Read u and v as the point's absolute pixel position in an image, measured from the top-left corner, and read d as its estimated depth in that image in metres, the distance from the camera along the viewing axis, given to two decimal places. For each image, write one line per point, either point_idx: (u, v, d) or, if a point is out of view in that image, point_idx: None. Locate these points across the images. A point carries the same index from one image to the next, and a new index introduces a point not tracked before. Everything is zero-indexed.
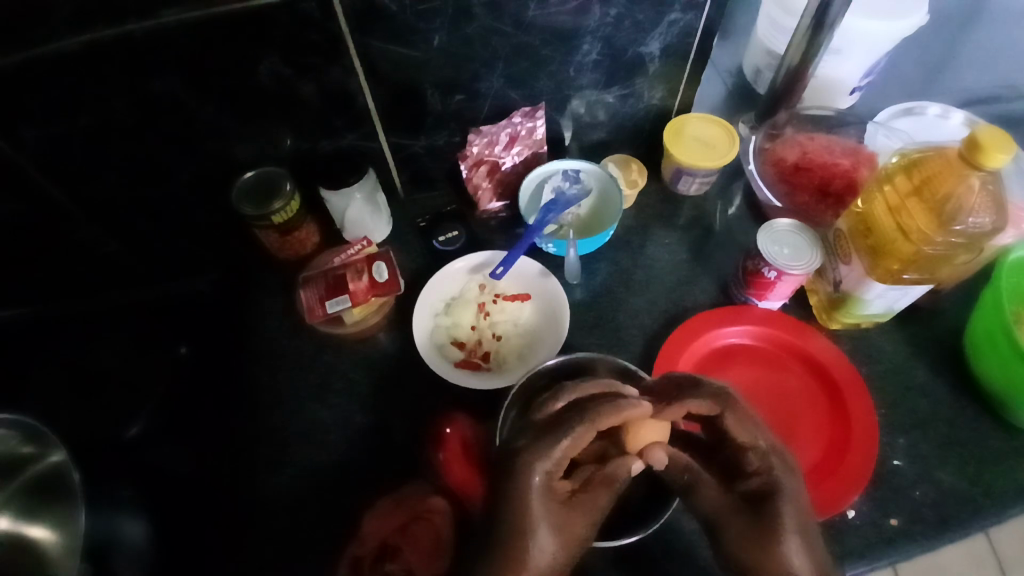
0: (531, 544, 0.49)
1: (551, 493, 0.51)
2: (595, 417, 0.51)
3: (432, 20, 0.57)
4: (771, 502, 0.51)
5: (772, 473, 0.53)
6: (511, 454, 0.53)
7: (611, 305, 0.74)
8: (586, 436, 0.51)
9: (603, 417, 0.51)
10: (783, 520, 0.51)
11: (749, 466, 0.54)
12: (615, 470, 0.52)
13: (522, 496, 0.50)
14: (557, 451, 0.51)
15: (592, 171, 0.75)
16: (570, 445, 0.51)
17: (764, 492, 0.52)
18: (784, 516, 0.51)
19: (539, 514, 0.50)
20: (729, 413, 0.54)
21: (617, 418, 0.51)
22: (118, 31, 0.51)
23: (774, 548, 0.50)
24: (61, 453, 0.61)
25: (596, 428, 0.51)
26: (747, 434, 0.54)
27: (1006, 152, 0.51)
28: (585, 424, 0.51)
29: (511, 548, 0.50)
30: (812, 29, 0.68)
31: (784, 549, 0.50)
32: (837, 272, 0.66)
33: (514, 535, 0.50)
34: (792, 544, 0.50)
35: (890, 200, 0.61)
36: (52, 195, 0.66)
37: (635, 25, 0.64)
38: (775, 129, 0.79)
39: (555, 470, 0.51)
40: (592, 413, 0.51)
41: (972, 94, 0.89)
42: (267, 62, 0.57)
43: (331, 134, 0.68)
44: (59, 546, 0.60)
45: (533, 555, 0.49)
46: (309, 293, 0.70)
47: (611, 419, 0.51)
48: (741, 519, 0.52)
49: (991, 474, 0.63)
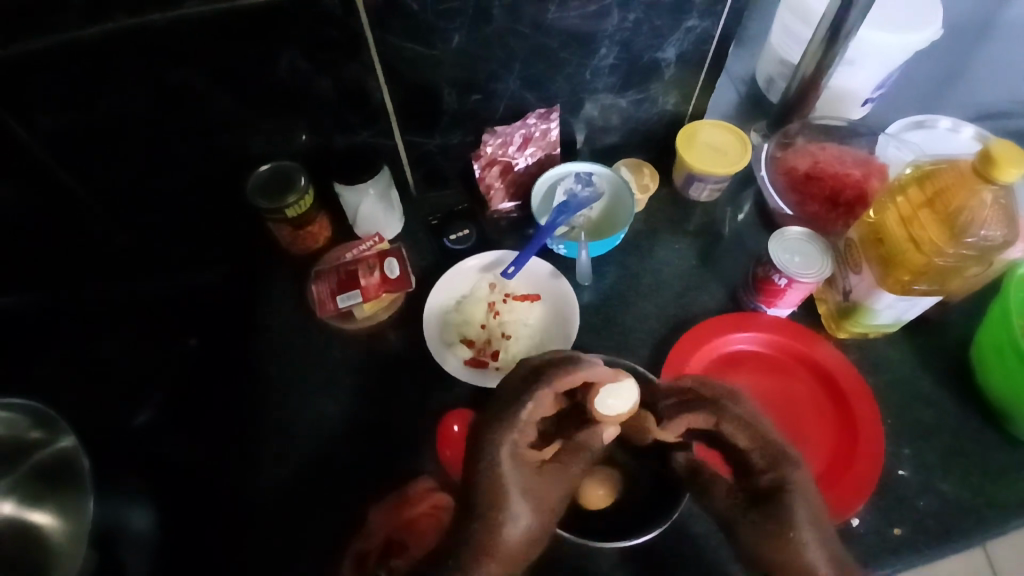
0: (504, 518, 0.49)
1: (520, 462, 0.51)
2: (552, 380, 0.52)
3: (453, 19, 0.58)
4: (784, 498, 0.49)
5: (781, 467, 0.51)
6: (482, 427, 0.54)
7: (620, 308, 0.74)
8: (546, 400, 0.52)
9: (559, 378, 0.52)
10: (796, 516, 0.49)
11: (758, 466, 0.52)
12: (587, 439, 0.53)
13: (493, 467, 0.51)
14: (522, 417, 0.52)
15: (605, 174, 0.76)
16: (533, 409, 0.52)
17: (774, 489, 0.50)
18: (796, 513, 0.49)
19: (516, 487, 0.50)
20: (728, 423, 0.53)
21: (572, 379, 0.52)
22: (141, 20, 0.51)
23: (786, 544, 0.48)
24: (72, 439, 0.63)
25: (553, 388, 0.52)
26: (748, 438, 0.53)
27: (1020, 167, 0.52)
28: (546, 386, 0.52)
29: (485, 521, 0.49)
30: (827, 40, 0.68)
31: (797, 544, 0.48)
32: (847, 281, 0.66)
33: (489, 506, 0.50)
34: (805, 536, 0.48)
35: (902, 211, 0.61)
36: (65, 182, 0.67)
37: (652, 30, 0.65)
38: (787, 138, 0.79)
39: (521, 439, 0.52)
40: (552, 378, 0.52)
41: (983, 108, 0.90)
42: (286, 57, 0.58)
43: (346, 130, 0.69)
44: (67, 531, 0.61)
45: (506, 528, 0.49)
46: (320, 286, 0.70)
47: (566, 380, 0.52)
48: (749, 515, 0.50)
49: (995, 486, 0.63)
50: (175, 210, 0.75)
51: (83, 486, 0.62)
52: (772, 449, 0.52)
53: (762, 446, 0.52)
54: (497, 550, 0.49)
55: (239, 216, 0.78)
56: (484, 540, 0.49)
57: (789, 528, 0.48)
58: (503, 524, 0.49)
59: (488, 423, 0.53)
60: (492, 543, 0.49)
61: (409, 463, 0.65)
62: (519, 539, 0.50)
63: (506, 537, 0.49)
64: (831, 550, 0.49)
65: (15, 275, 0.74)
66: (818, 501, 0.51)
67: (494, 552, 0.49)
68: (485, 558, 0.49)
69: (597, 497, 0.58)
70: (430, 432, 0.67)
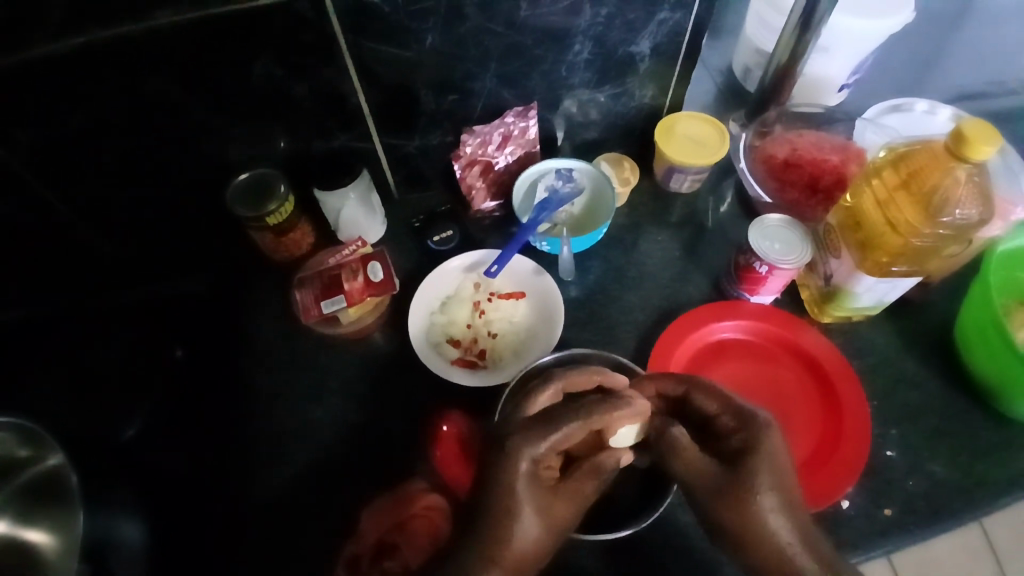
0: (516, 527, 0.51)
1: (537, 481, 0.52)
2: (588, 416, 0.53)
3: (425, 20, 0.58)
4: (749, 458, 0.52)
5: (747, 431, 0.54)
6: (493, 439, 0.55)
7: (605, 302, 0.74)
8: (580, 433, 0.53)
9: (594, 415, 0.53)
10: (758, 476, 0.51)
11: (724, 426, 0.56)
12: (603, 460, 0.54)
13: (510, 479, 0.51)
14: (552, 439, 0.52)
15: (585, 169, 0.76)
16: (560, 439, 0.52)
17: (743, 451, 0.53)
18: (759, 471, 0.51)
19: (528, 496, 0.51)
20: (695, 391, 0.58)
21: (611, 415, 0.53)
22: (113, 32, 0.51)
23: (748, 505, 0.50)
24: (60, 457, 0.62)
25: (589, 427, 0.53)
26: (717, 403, 0.57)
27: (991, 145, 0.52)
28: (580, 421, 0.52)
29: (495, 529, 0.51)
30: (799, 27, 0.68)
31: (759, 506, 0.50)
32: (828, 266, 0.66)
33: (498, 515, 0.51)
34: (765, 502, 0.50)
35: (879, 194, 0.61)
36: (46, 197, 0.67)
37: (626, 24, 0.65)
38: (765, 126, 0.80)
39: (542, 458, 0.52)
40: (586, 412, 0.53)
41: (959, 91, 0.90)
42: (261, 63, 0.58)
43: (324, 135, 0.69)
44: (57, 547, 0.60)
45: (518, 537, 0.51)
46: (304, 293, 0.69)
47: (604, 417, 0.53)
48: (716, 478, 0.52)
49: (982, 463, 0.63)
50: (159, 221, 0.75)
51: (69, 502, 0.61)
52: (743, 416, 0.55)
53: (730, 411, 0.56)
54: (507, 555, 0.50)
55: (222, 224, 0.78)
56: (493, 540, 0.50)
57: (749, 492, 0.51)
58: (510, 528, 0.51)
59: (496, 439, 0.54)
60: (498, 543, 0.50)
61: (400, 466, 0.65)
62: (526, 547, 0.51)
63: (513, 543, 0.50)
64: (804, 531, 0.51)
65: (15, 275, 0.74)
66: (792, 486, 0.52)
67: (502, 558, 0.50)
68: (492, 563, 0.50)
69: None
70: (420, 434, 0.67)
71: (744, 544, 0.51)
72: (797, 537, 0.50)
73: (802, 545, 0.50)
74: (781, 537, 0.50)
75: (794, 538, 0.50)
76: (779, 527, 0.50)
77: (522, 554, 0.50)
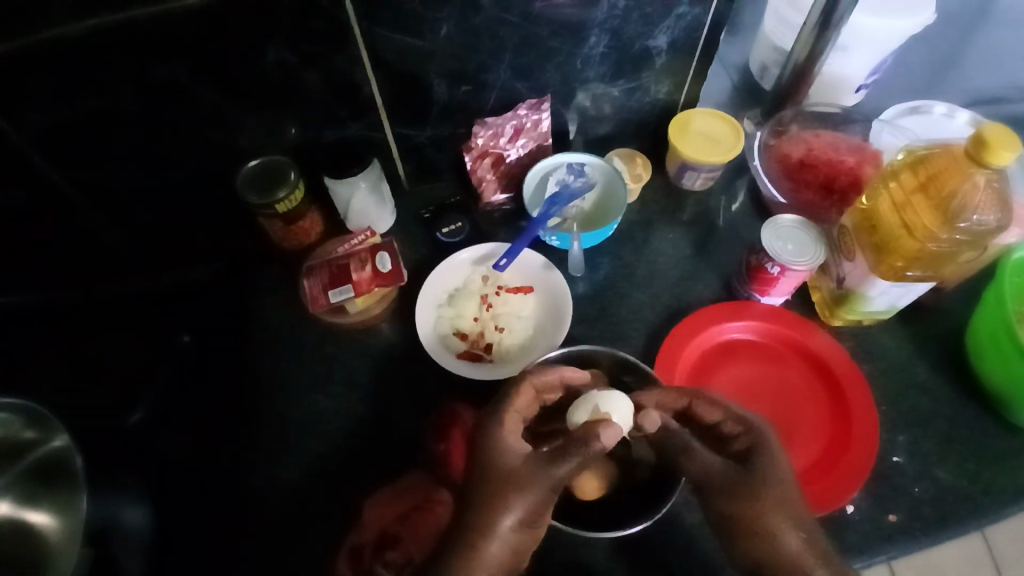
0: (500, 515, 0.48)
1: (510, 449, 0.51)
2: (534, 377, 0.56)
3: (440, 10, 0.57)
4: (756, 459, 0.53)
5: (755, 435, 0.54)
6: (483, 423, 0.54)
7: (614, 298, 0.74)
8: (526, 396, 0.56)
9: (538, 375, 0.56)
10: (769, 475, 0.52)
11: (728, 433, 0.56)
12: (585, 434, 0.50)
13: (492, 453, 0.51)
14: (509, 406, 0.54)
15: (597, 164, 0.75)
16: (520, 403, 0.55)
17: (747, 453, 0.54)
18: (772, 470, 0.52)
19: (518, 476, 0.49)
20: (698, 402, 0.56)
21: (550, 376, 0.57)
22: (124, 16, 0.51)
23: (756, 502, 0.51)
24: (65, 437, 0.60)
25: (531, 384, 0.56)
26: (721, 412, 0.55)
27: (1012, 151, 0.51)
28: (525, 381, 0.56)
29: (477, 518, 0.49)
30: (818, 26, 0.67)
31: (766, 515, 0.50)
32: (841, 268, 0.66)
33: (489, 497, 0.49)
34: (778, 520, 0.50)
35: (896, 197, 0.61)
36: (52, 180, 0.66)
37: (643, 17, 0.64)
38: (780, 125, 0.79)
39: (508, 423, 0.54)
40: (530, 374, 0.57)
41: (977, 94, 0.89)
42: (273, 50, 0.57)
43: (337, 124, 0.69)
44: (59, 531, 0.60)
45: (502, 520, 0.48)
46: (312, 282, 0.70)
47: (545, 377, 0.56)
48: (726, 477, 0.52)
49: (991, 471, 0.63)
50: (167, 208, 0.75)
51: (75, 485, 0.60)
52: (749, 424, 0.55)
53: (734, 417, 0.55)
54: (489, 545, 0.48)
55: (230, 211, 0.77)
56: (479, 526, 0.49)
57: (758, 493, 0.51)
58: (499, 512, 0.49)
59: (487, 418, 0.55)
60: (486, 526, 0.48)
61: (404, 457, 0.65)
62: (513, 533, 0.49)
63: (500, 530, 0.48)
64: (807, 531, 0.50)
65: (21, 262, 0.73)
66: (791, 490, 0.52)
67: (491, 540, 0.48)
68: (481, 542, 0.48)
69: (591, 486, 0.58)
70: (425, 426, 0.66)
71: (753, 537, 0.51)
72: (806, 545, 0.50)
73: (806, 545, 0.50)
74: (785, 536, 0.50)
75: (796, 540, 0.50)
76: (786, 543, 0.50)
77: (505, 542, 0.49)
